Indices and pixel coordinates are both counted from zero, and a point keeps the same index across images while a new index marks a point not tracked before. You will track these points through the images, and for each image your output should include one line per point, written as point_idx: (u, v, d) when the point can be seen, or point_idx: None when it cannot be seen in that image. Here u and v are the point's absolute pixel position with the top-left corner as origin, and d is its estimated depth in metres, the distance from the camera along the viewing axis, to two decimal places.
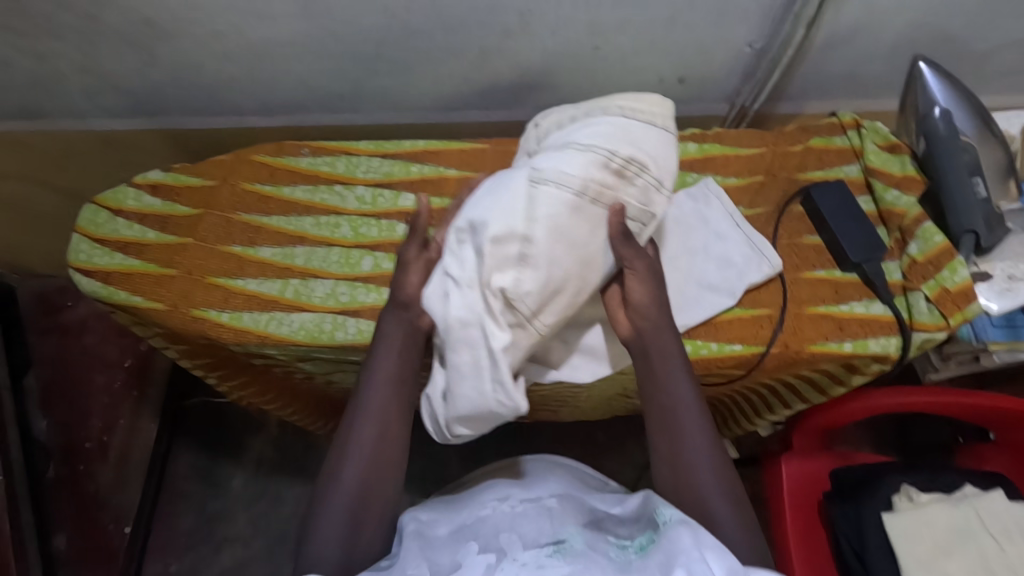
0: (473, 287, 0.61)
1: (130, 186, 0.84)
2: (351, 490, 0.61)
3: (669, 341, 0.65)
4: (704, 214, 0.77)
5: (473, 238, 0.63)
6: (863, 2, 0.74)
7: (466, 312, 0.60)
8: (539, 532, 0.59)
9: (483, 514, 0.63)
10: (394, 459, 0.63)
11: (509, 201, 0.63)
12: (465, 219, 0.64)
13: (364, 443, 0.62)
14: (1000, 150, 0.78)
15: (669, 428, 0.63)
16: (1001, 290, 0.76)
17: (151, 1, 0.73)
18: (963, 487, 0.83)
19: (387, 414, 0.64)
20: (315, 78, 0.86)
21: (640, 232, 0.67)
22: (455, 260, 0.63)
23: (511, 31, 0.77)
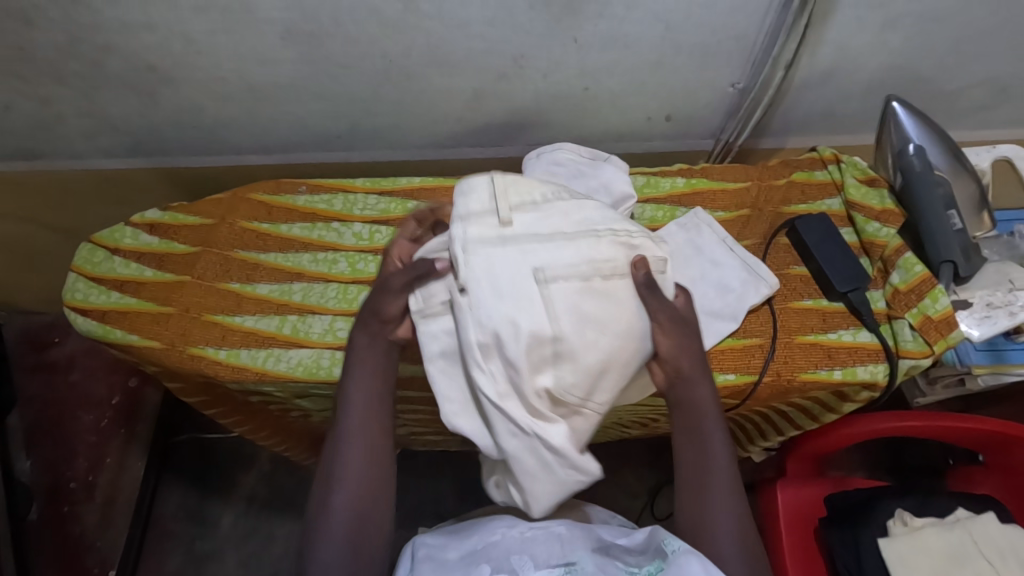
0: (521, 402, 0.58)
1: (128, 225, 0.85)
2: (346, 517, 0.60)
3: (705, 395, 0.65)
4: (696, 245, 0.79)
5: (498, 352, 0.58)
6: (836, 47, 0.78)
7: (523, 428, 0.57)
8: (549, 556, 0.61)
9: (492, 539, 0.64)
10: (383, 481, 0.62)
11: (529, 310, 0.58)
12: (479, 329, 0.58)
13: (353, 468, 0.62)
14: (973, 183, 0.81)
15: (694, 484, 0.63)
16: (980, 317, 0.77)
17: (155, 48, 0.76)
18: (955, 511, 0.84)
19: (371, 434, 0.63)
20: (313, 119, 0.88)
21: (661, 281, 0.64)
22: (483, 382, 0.58)
23: (504, 74, 0.80)
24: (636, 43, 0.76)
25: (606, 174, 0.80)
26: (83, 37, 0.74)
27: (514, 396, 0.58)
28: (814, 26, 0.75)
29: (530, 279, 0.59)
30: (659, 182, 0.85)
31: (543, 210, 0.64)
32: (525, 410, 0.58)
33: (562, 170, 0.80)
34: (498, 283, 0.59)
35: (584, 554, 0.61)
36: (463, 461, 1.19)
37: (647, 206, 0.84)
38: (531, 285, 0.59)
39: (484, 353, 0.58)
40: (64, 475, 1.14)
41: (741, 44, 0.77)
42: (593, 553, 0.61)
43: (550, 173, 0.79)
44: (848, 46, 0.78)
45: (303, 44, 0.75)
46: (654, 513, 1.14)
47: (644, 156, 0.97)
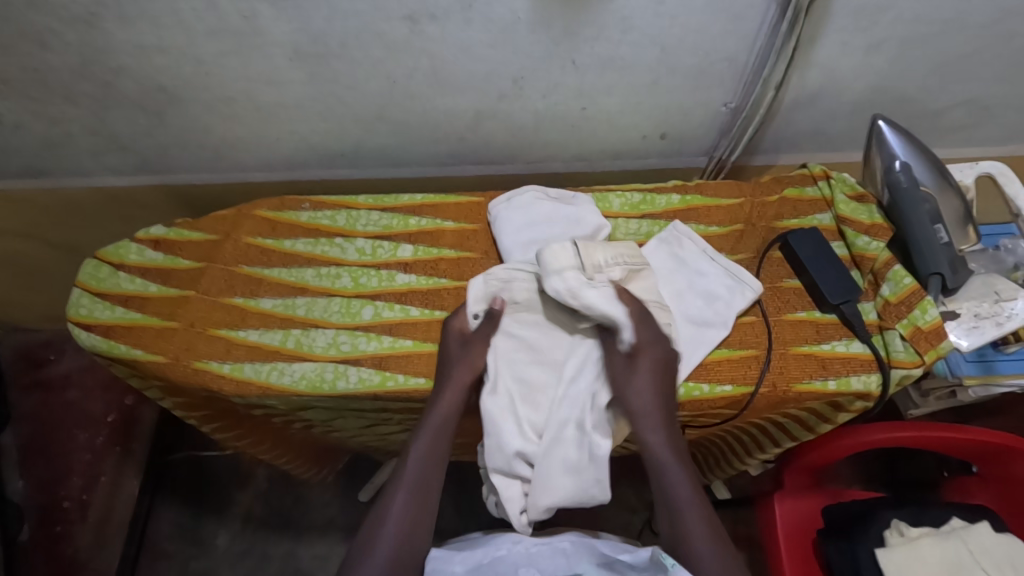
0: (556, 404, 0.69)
1: (134, 242, 0.86)
2: (402, 516, 0.65)
3: (655, 439, 0.69)
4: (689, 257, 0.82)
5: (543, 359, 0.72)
6: (824, 69, 0.81)
7: (563, 428, 0.68)
8: (556, 571, 0.64)
9: (499, 554, 0.65)
10: (425, 512, 0.66)
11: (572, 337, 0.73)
12: (524, 336, 0.73)
13: (404, 493, 0.67)
14: (959, 199, 0.82)
15: (669, 515, 0.66)
16: (969, 327, 0.79)
17: (165, 69, 0.78)
18: (950, 520, 0.85)
19: (429, 467, 0.68)
20: (317, 138, 0.90)
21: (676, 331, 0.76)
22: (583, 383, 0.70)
23: (505, 94, 0.82)
24: (632, 65, 0.79)
25: (579, 209, 0.84)
26: (95, 59, 0.76)
27: (549, 396, 0.70)
28: (802, 49, 0.78)
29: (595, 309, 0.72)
30: (655, 199, 0.88)
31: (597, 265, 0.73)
32: (561, 410, 0.69)
33: (540, 204, 0.84)
34: (549, 316, 0.75)
35: (588, 569, 0.63)
36: (462, 477, 1.19)
37: (644, 221, 0.86)
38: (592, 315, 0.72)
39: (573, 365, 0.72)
40: (57, 494, 1.14)
41: (733, 65, 0.80)
42: (598, 566, 0.63)
43: (528, 210, 0.84)
44: (835, 68, 0.81)
45: (309, 63, 0.77)
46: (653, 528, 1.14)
47: (640, 173, 1.00)
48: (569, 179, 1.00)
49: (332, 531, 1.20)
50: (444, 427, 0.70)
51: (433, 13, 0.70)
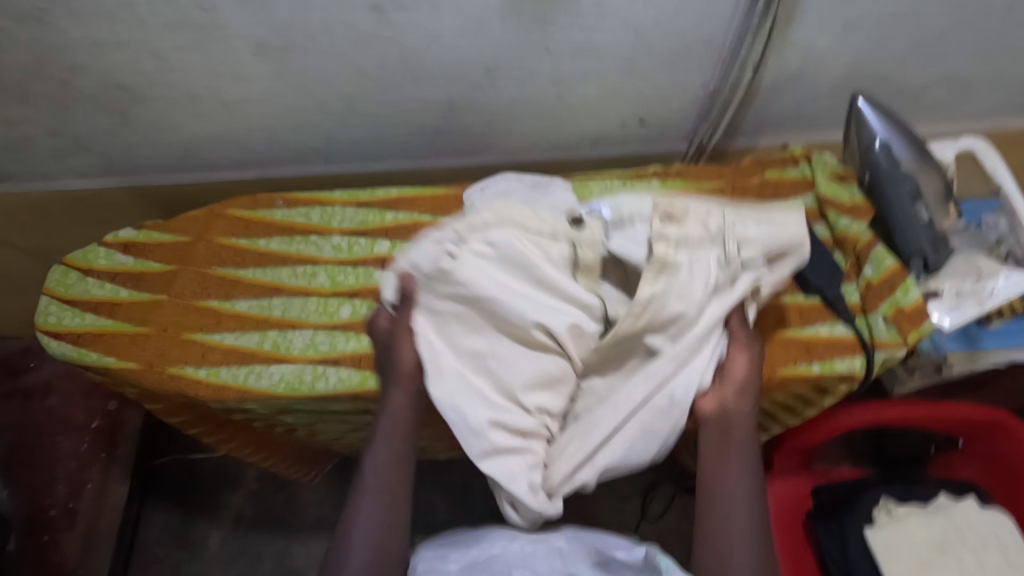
0: (513, 369, 0.65)
1: (102, 246, 0.84)
2: (371, 516, 0.63)
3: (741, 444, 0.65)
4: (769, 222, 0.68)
5: (477, 327, 0.66)
6: (801, 48, 0.80)
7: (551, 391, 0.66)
8: (552, 572, 0.61)
9: (493, 552, 0.64)
10: (396, 515, 0.64)
11: (505, 297, 0.65)
12: (450, 309, 0.66)
13: (372, 500, 0.64)
14: (939, 177, 0.82)
15: (716, 523, 0.61)
16: (951, 306, 0.79)
17: (124, 66, 0.75)
18: (938, 497, 0.85)
19: (392, 473, 0.66)
20: (288, 133, 0.87)
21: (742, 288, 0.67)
22: (700, 360, 0.65)
23: (478, 83, 0.80)
24: (608, 49, 0.77)
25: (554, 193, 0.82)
26: (50, 57, 0.73)
27: (500, 360, 0.65)
28: (779, 28, 0.76)
29: (540, 274, 0.66)
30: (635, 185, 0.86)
31: (545, 236, 0.67)
32: (521, 372, 0.65)
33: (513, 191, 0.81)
34: (469, 275, 0.64)
35: (584, 570, 0.61)
36: (453, 471, 1.19)
37: None
38: (537, 281, 0.66)
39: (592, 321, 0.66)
40: (42, 504, 1.12)
41: (709, 47, 0.78)
42: (594, 567, 0.62)
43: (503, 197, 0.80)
44: (812, 47, 0.80)
45: (274, 56, 0.74)
46: (646, 514, 1.15)
47: (621, 159, 0.98)
48: (548, 168, 0.98)
49: (323, 530, 1.19)
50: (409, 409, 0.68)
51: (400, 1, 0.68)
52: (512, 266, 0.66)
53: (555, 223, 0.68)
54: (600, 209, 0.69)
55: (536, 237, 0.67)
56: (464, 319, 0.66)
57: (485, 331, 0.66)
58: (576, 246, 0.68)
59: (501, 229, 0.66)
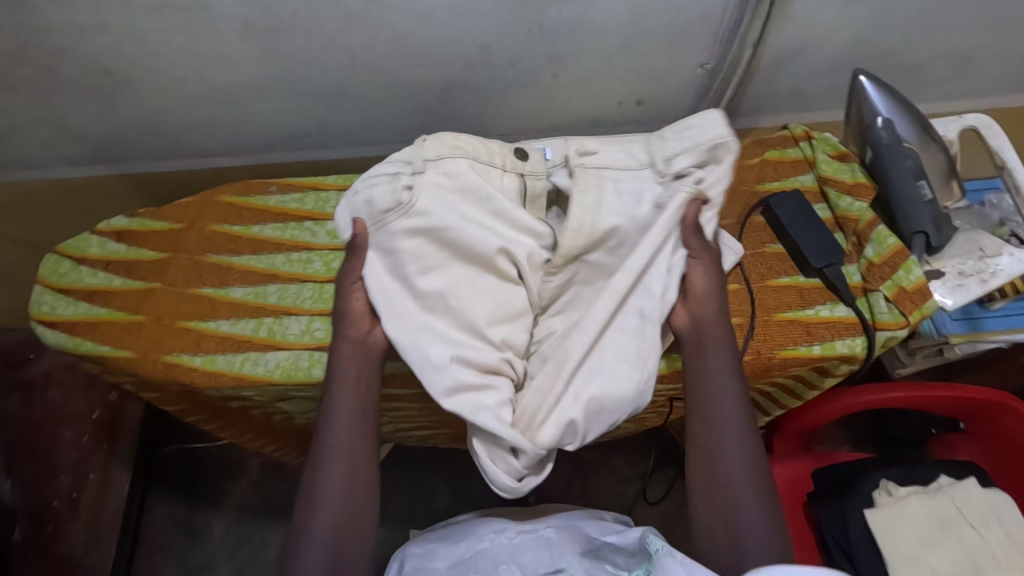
0: (472, 304, 0.65)
1: (94, 234, 0.83)
2: (340, 489, 0.60)
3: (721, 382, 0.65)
4: (697, 141, 0.71)
5: (434, 266, 0.66)
6: (800, 23, 0.78)
7: (512, 323, 0.67)
8: (541, 562, 0.64)
9: (481, 547, 0.68)
10: (366, 486, 0.62)
11: (455, 229, 0.66)
12: (405, 248, 0.65)
13: (338, 472, 0.61)
14: (942, 155, 0.80)
15: (706, 465, 0.62)
16: (953, 285, 0.78)
17: (110, 51, 0.73)
18: (938, 477, 0.85)
19: (355, 444, 0.62)
20: (280, 117, 0.86)
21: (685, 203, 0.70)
22: (657, 278, 0.67)
23: (472, 63, 0.79)
24: (602, 27, 0.75)
25: None
26: (33, 42, 0.71)
27: (458, 297, 0.65)
28: (778, 3, 0.74)
29: (491, 208, 0.69)
30: None
31: (496, 173, 0.71)
32: (479, 308, 0.65)
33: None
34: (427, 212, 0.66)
35: (571, 559, 0.63)
36: (454, 457, 1.19)
37: None
38: (488, 212, 0.69)
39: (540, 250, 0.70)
40: (46, 493, 1.12)
41: (707, 24, 0.77)
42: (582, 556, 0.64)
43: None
44: (812, 22, 0.78)
45: (262, 38, 0.73)
46: (647, 498, 1.15)
47: (618, 142, 0.97)
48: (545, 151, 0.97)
49: None
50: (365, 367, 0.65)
51: None
52: (466, 201, 0.68)
53: (503, 158, 0.72)
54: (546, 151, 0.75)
55: (485, 171, 0.71)
56: (422, 260, 0.66)
57: (441, 270, 0.66)
58: (525, 179, 0.72)
59: (451, 163, 0.69)
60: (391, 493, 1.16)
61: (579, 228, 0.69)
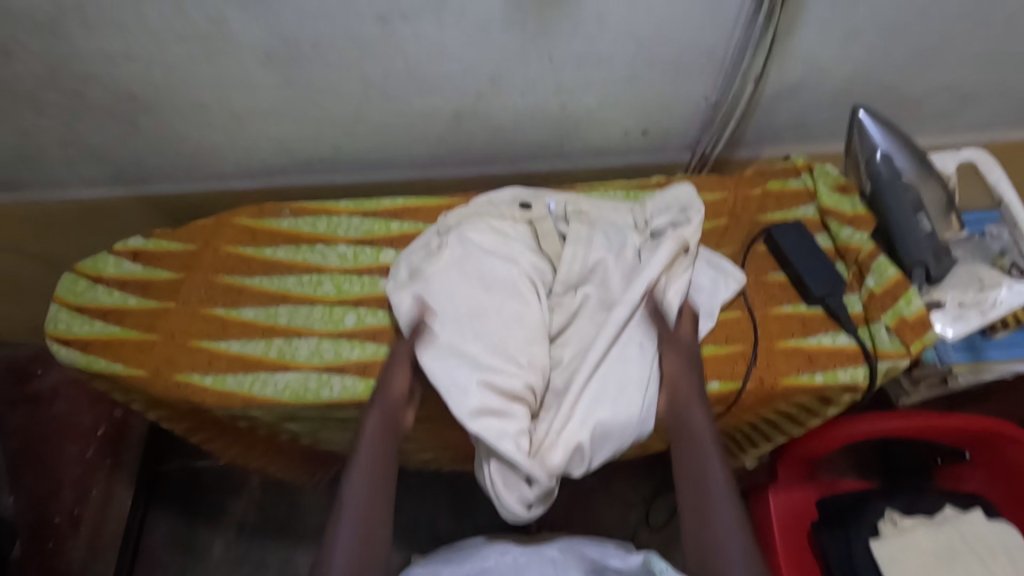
0: (496, 330, 0.70)
1: (111, 253, 0.85)
2: (348, 544, 0.59)
3: (700, 425, 0.67)
4: (672, 204, 0.81)
5: (461, 298, 0.72)
6: (801, 59, 0.81)
7: (536, 348, 0.69)
8: None
9: (486, 566, 0.69)
10: (380, 545, 0.60)
11: (480, 267, 0.74)
12: (432, 291, 0.73)
13: (351, 526, 0.60)
14: (941, 188, 0.81)
15: (694, 515, 0.62)
16: (954, 316, 0.78)
17: (135, 77, 0.76)
18: (944, 508, 0.85)
19: (373, 501, 0.62)
20: (295, 142, 0.89)
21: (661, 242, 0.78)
22: (650, 312, 0.72)
23: (482, 93, 0.81)
24: (609, 60, 0.78)
25: None
26: (62, 68, 0.74)
27: (486, 323, 0.71)
28: (780, 39, 0.77)
29: (508, 249, 0.76)
30: (639, 195, 0.87)
31: (509, 223, 0.79)
32: (509, 331, 0.70)
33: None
34: (449, 259, 0.75)
35: None
36: (456, 479, 1.19)
37: None
38: (505, 251, 0.76)
39: (546, 283, 0.76)
40: (48, 509, 1.11)
41: (710, 58, 0.79)
42: None
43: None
44: (812, 58, 0.81)
45: (281, 67, 0.76)
46: (649, 524, 1.14)
47: (623, 170, 0.99)
48: (552, 178, 0.99)
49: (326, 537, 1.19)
50: (387, 424, 0.68)
51: (405, 13, 0.69)
52: (483, 245, 0.76)
53: (511, 211, 0.80)
54: (552, 204, 0.82)
55: (499, 224, 0.79)
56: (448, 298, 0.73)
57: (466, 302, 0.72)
58: (534, 223, 0.80)
59: (467, 221, 0.79)
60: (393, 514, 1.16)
61: (568, 268, 0.76)
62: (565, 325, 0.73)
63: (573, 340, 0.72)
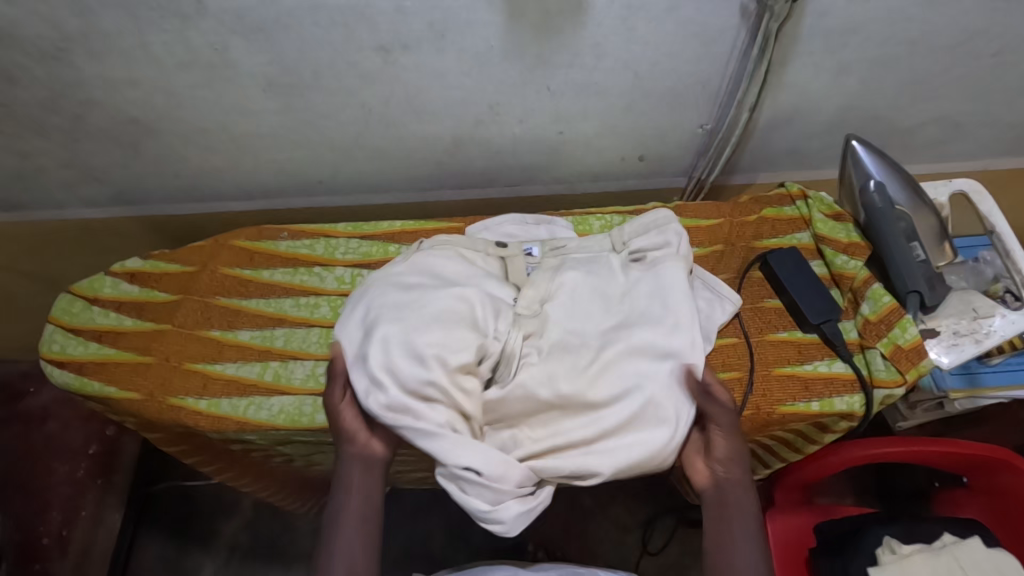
0: (419, 328, 0.65)
1: (108, 274, 0.85)
2: None
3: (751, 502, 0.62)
4: (650, 227, 0.78)
5: (392, 303, 0.68)
6: (795, 90, 0.82)
7: (460, 351, 0.64)
8: None
9: None
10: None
11: (426, 280, 0.71)
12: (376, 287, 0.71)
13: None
14: (933, 218, 0.83)
15: None
16: (948, 344, 0.80)
17: (138, 102, 0.77)
18: (942, 536, 0.82)
19: (354, 547, 0.60)
20: (295, 165, 0.89)
21: (651, 257, 0.76)
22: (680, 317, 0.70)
23: (481, 119, 0.82)
24: (606, 90, 0.79)
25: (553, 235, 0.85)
26: (65, 93, 0.75)
27: (404, 311, 0.67)
28: (773, 70, 0.78)
29: (472, 275, 0.73)
30: None
31: (480, 255, 0.77)
32: (431, 331, 0.65)
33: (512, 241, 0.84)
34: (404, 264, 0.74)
35: None
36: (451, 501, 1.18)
37: None
38: (465, 275, 0.73)
39: (510, 300, 0.73)
40: (36, 531, 1.09)
41: (705, 87, 0.80)
42: None
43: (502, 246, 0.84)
44: (806, 88, 0.82)
45: (283, 94, 0.77)
46: (647, 547, 1.13)
47: (620, 194, 1.00)
48: (549, 202, 1.01)
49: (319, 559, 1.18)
50: (366, 462, 0.65)
51: (405, 43, 0.70)
52: (443, 272, 0.73)
53: (485, 245, 0.79)
54: (529, 248, 0.82)
55: (469, 253, 0.77)
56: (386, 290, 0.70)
57: (397, 294, 0.69)
58: (506, 260, 0.79)
59: (440, 247, 0.76)
60: (387, 537, 1.14)
61: (536, 286, 0.74)
62: (535, 329, 0.71)
63: (544, 344, 0.71)
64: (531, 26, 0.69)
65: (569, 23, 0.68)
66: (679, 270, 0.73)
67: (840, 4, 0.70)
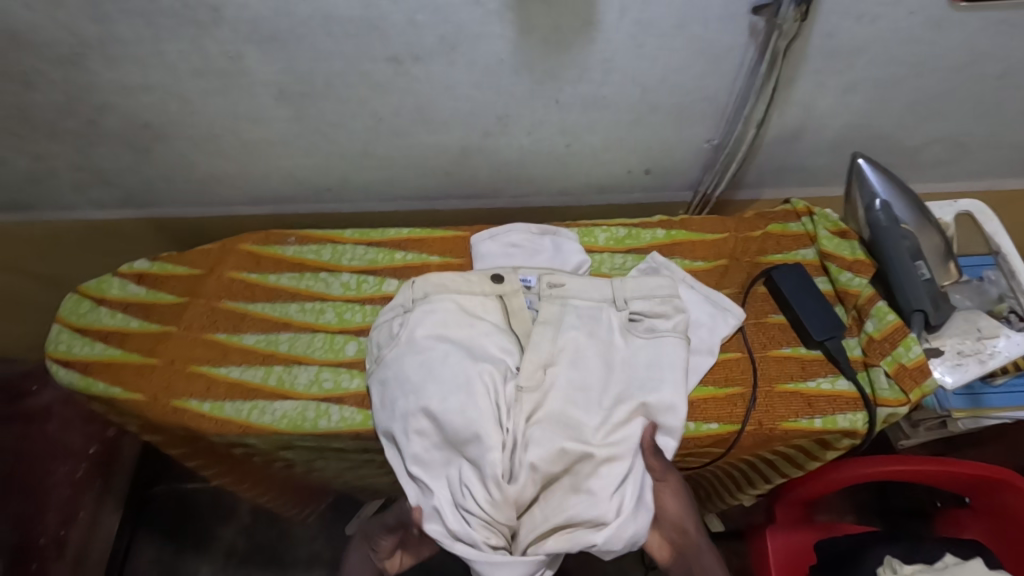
0: (439, 418, 0.67)
1: (116, 276, 0.86)
2: None
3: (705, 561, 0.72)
4: (654, 292, 0.78)
5: (410, 387, 0.69)
6: (801, 108, 0.83)
7: (496, 453, 0.65)
8: None
9: None
10: None
11: (437, 353, 0.70)
12: (393, 372, 0.71)
13: None
14: (938, 236, 0.83)
15: None
16: (952, 364, 0.80)
17: (150, 107, 0.78)
18: (944, 557, 0.81)
19: None
20: (305, 172, 0.90)
21: (645, 324, 0.76)
22: (668, 396, 0.70)
23: (489, 131, 0.83)
24: (615, 104, 0.80)
25: (557, 249, 0.85)
26: (79, 97, 0.76)
27: (431, 408, 0.67)
28: (780, 88, 0.79)
29: (473, 331, 0.73)
30: (640, 234, 0.88)
31: (479, 299, 0.76)
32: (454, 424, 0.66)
33: (517, 251, 0.85)
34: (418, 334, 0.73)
35: None
36: None
37: (629, 255, 0.87)
38: (468, 337, 0.73)
39: (512, 367, 0.71)
40: (33, 531, 1.05)
41: (713, 104, 0.81)
42: None
43: (506, 255, 0.84)
44: (813, 107, 0.83)
45: (294, 101, 0.77)
46: (644, 562, 1.12)
47: (625, 207, 1.01)
48: (555, 213, 1.01)
49: (317, 567, 1.17)
50: None
51: (417, 54, 0.71)
52: (450, 334, 0.73)
53: (482, 285, 0.77)
54: (524, 278, 0.79)
55: (468, 301, 0.76)
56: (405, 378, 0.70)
57: (419, 384, 0.69)
58: (505, 298, 0.77)
59: (438, 296, 0.75)
60: None
61: (538, 347, 0.72)
62: (534, 406, 0.68)
63: (542, 417, 0.68)
64: (542, 41, 0.69)
65: (579, 38, 0.69)
66: (678, 345, 0.74)
67: (847, 25, 0.70)
